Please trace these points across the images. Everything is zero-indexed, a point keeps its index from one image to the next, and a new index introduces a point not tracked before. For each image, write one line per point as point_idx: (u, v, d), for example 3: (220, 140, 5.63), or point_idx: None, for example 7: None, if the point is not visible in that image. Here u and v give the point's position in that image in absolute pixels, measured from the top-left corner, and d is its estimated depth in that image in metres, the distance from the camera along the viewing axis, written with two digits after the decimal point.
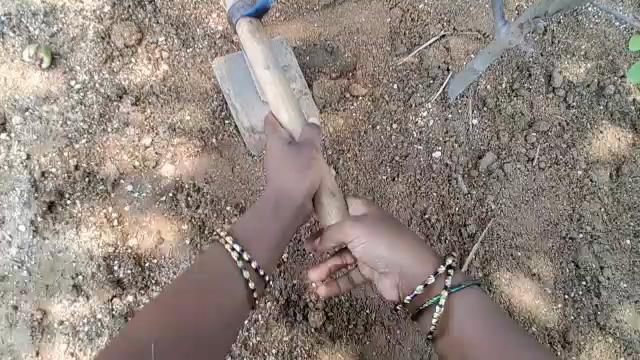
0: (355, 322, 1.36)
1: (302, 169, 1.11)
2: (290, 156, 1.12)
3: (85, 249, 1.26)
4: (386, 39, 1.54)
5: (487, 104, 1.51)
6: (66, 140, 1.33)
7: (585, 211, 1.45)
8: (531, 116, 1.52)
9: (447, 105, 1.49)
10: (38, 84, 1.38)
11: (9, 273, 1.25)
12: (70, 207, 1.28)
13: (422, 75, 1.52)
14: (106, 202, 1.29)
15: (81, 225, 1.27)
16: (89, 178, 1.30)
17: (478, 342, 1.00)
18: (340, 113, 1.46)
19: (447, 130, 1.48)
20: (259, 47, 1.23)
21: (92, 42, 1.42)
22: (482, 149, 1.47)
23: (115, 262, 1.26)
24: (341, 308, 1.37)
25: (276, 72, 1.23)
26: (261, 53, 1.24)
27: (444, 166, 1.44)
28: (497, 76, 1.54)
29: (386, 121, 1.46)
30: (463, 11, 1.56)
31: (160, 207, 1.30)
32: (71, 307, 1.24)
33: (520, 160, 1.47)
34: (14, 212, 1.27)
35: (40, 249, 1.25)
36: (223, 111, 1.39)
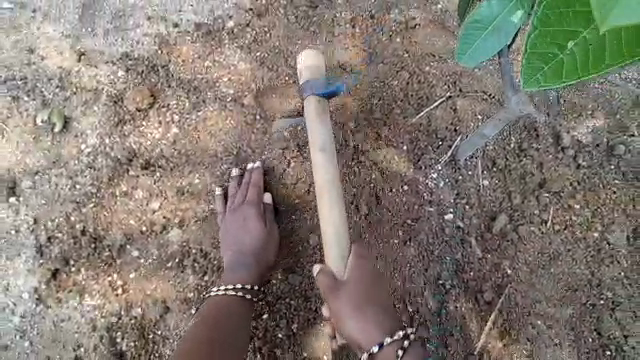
0: None
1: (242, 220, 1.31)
2: (233, 216, 1.32)
3: (88, 319, 1.23)
4: (394, 101, 1.56)
5: (497, 165, 1.49)
6: (74, 204, 1.32)
7: (604, 276, 1.41)
8: (541, 178, 1.49)
9: (457, 166, 1.48)
10: (49, 147, 1.39)
11: (12, 343, 1.23)
12: (75, 274, 1.25)
13: (431, 137, 1.53)
14: (112, 269, 1.26)
15: (85, 294, 1.24)
16: (95, 244, 1.28)
17: None
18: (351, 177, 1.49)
19: (458, 191, 1.46)
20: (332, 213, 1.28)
21: (104, 105, 1.44)
22: (494, 210, 1.45)
23: (119, 333, 1.23)
24: None
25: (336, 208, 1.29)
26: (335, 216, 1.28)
27: (457, 228, 1.43)
28: (506, 136, 1.51)
29: (394, 183, 1.47)
30: (468, 73, 1.57)
31: (166, 274, 1.27)
32: None
33: (535, 222, 1.45)
34: (19, 279, 1.25)
35: (43, 318, 1.23)
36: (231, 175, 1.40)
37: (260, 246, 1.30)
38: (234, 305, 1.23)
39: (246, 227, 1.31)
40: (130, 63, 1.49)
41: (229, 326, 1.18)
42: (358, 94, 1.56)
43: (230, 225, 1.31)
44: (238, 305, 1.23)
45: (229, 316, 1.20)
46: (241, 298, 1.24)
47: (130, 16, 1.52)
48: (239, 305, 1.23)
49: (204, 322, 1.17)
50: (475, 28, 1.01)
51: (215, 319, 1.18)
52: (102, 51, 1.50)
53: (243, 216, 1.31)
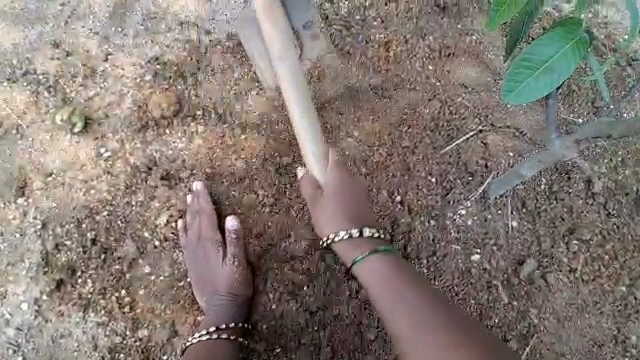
0: None
1: (201, 258, 1.20)
2: (192, 254, 1.21)
3: (90, 337, 1.13)
4: (424, 130, 1.51)
5: (527, 206, 1.44)
6: (87, 210, 1.25)
7: (631, 332, 1.35)
8: (571, 223, 1.44)
9: (487, 203, 1.43)
10: (66, 148, 1.33)
11: (3, 357, 1.12)
12: (81, 287, 1.17)
13: (460, 170, 1.47)
14: (121, 284, 1.18)
15: (89, 308, 1.15)
16: (105, 256, 1.20)
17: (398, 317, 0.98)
18: (375, 205, 1.42)
19: (486, 231, 1.40)
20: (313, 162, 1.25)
21: (127, 109, 1.38)
22: (522, 255, 1.39)
23: (123, 354, 1.14)
24: None
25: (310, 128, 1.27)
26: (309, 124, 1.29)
27: (482, 269, 1.37)
28: (536, 177, 1.46)
29: (421, 216, 1.42)
30: (501, 109, 1.53)
31: (178, 294, 1.19)
32: None
33: (563, 269, 1.39)
34: (19, 286, 1.16)
35: (41, 331, 1.13)
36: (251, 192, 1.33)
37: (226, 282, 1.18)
38: (211, 347, 1.12)
39: (207, 269, 1.20)
40: (158, 68, 1.44)
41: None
42: (388, 120, 1.51)
43: (190, 265, 1.20)
44: (216, 346, 1.12)
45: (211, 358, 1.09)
46: (218, 338, 1.13)
47: (162, 20, 1.47)
48: (221, 343, 1.13)
49: (189, 358, 1.09)
50: (519, 69, 1.00)
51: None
52: (130, 52, 1.45)
53: (197, 259, 1.20)
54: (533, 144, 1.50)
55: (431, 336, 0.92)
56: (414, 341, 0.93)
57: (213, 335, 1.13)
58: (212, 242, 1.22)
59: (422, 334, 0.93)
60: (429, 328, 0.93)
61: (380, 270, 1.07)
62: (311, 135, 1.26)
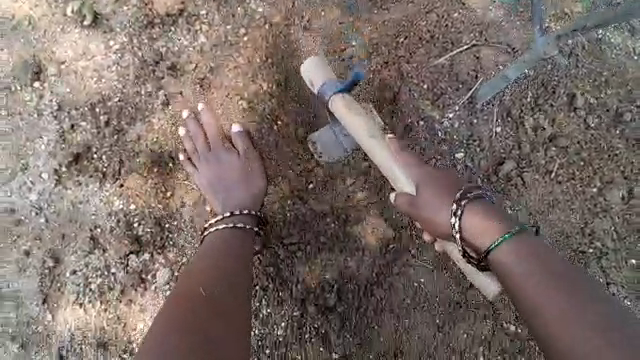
0: (366, 307, 1.35)
1: (221, 166, 1.24)
2: (210, 165, 1.24)
3: (106, 203, 1.22)
4: (419, 42, 1.52)
5: (512, 115, 1.52)
6: (99, 96, 1.34)
7: (597, 227, 1.46)
8: (552, 131, 1.53)
9: (474, 109, 1.51)
10: (78, 39, 1.38)
11: (25, 219, 1.21)
12: (96, 161, 1.26)
13: (452, 79, 1.52)
14: (133, 160, 1.26)
15: (104, 180, 1.24)
16: (118, 136, 1.29)
17: (512, 271, 1.04)
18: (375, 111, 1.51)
19: (472, 135, 1.50)
20: (357, 119, 1.24)
21: (134, 7, 1.39)
22: (502, 157, 1.50)
23: (136, 218, 1.21)
24: (353, 291, 1.35)
25: (361, 122, 1.24)
26: (361, 124, 1.24)
27: (465, 168, 1.49)
28: (523, 89, 1.53)
29: (411, 120, 1.50)
30: (495, 25, 1.53)
31: (185, 173, 1.26)
32: (84, 259, 1.17)
33: (539, 171, 1.50)
34: (38, 159, 1.26)
35: (62, 198, 1.22)
36: (254, 88, 1.40)
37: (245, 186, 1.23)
38: (232, 233, 1.16)
39: (224, 172, 1.24)
40: None
41: (228, 273, 1.08)
42: (385, 32, 1.52)
43: (208, 175, 1.23)
44: (236, 235, 1.16)
45: (234, 249, 1.13)
46: (234, 227, 1.17)
47: None
48: (240, 235, 1.17)
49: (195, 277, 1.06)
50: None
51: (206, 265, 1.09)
52: None
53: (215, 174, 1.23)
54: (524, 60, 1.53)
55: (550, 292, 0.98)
56: (532, 297, 0.99)
57: (230, 224, 1.18)
58: (234, 155, 1.25)
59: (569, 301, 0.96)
60: (549, 292, 0.98)
61: (514, 257, 1.05)
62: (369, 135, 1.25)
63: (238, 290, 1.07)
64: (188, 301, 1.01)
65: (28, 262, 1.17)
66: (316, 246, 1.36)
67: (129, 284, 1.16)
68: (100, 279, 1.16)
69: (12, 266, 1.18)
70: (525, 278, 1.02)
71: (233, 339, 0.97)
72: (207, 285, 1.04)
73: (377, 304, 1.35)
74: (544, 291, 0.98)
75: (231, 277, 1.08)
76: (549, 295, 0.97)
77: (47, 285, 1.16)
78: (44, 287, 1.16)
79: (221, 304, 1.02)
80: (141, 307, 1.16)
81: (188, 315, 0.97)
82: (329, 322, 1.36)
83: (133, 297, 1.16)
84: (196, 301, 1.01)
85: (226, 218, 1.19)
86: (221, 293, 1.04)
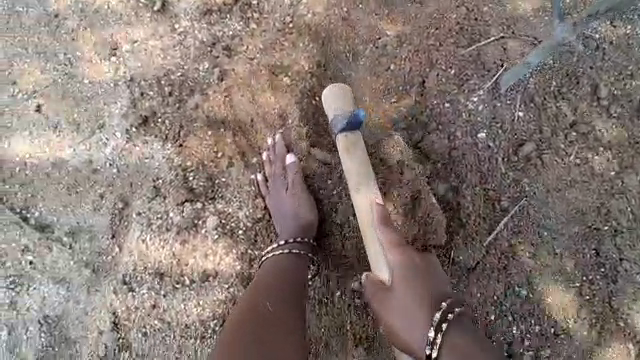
0: None
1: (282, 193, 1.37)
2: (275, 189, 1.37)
3: (167, 159, 1.42)
4: (449, 32, 1.65)
5: (535, 102, 1.61)
6: (165, 71, 1.54)
7: (613, 207, 1.54)
8: (574, 119, 1.61)
9: (498, 94, 1.61)
10: (148, 22, 1.57)
11: (101, 168, 1.42)
12: (161, 124, 1.47)
13: (478, 67, 1.63)
14: (192, 124, 1.46)
15: (167, 141, 1.44)
16: (180, 104, 1.49)
17: None
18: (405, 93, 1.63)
19: (495, 117, 1.60)
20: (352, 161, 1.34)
21: None
22: (523, 139, 1.59)
23: (191, 173, 1.40)
24: None
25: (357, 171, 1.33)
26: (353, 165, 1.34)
27: (487, 147, 1.57)
28: (547, 78, 1.63)
29: (437, 102, 1.61)
30: (524, 19, 1.65)
31: (234, 139, 1.45)
32: (148, 203, 1.36)
33: (559, 154, 1.58)
34: (113, 120, 1.48)
35: (131, 153, 1.43)
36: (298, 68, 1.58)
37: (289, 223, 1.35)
38: (284, 259, 1.29)
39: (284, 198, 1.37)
40: None
41: (278, 294, 1.21)
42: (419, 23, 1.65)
43: (274, 196, 1.38)
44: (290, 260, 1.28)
45: (282, 268, 1.27)
46: (288, 253, 1.30)
47: None
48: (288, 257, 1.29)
49: (251, 298, 1.20)
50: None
51: (262, 285, 1.23)
52: None
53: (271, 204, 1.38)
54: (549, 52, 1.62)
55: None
56: None
57: (286, 250, 1.30)
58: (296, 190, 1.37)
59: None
60: None
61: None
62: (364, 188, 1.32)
63: (285, 309, 1.20)
64: (245, 321, 1.16)
65: (102, 203, 1.37)
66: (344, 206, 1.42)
67: (184, 227, 1.34)
68: (160, 220, 1.35)
69: (88, 205, 1.37)
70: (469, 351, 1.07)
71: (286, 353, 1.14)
72: (256, 305, 1.19)
73: None
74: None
75: (277, 296, 1.21)
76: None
77: (117, 223, 1.35)
78: (114, 224, 1.35)
79: (274, 323, 1.17)
80: (193, 246, 1.33)
81: (243, 337, 1.13)
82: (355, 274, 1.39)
83: (187, 237, 1.33)
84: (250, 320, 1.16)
85: (282, 246, 1.31)
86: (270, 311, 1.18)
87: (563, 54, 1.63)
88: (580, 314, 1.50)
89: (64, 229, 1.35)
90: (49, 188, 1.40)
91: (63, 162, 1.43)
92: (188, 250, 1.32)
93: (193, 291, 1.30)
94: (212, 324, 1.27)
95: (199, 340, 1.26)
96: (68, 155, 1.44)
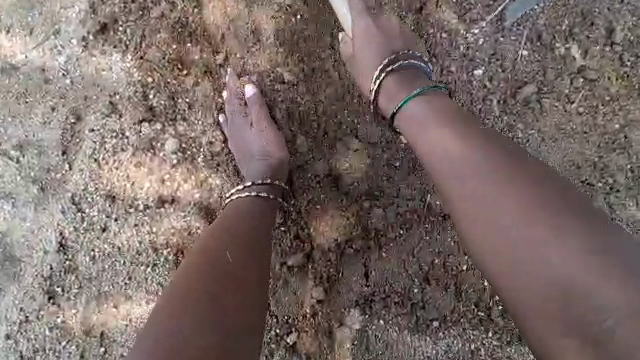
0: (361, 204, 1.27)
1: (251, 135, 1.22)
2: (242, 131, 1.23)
3: (126, 73, 1.28)
4: None
5: (542, 40, 1.45)
6: None
7: (611, 163, 1.43)
8: (582, 63, 1.44)
9: (502, 27, 1.45)
10: None
11: (53, 79, 1.28)
12: (121, 34, 1.30)
13: None
14: (156, 35, 1.30)
15: (127, 53, 1.29)
16: (143, 12, 1.30)
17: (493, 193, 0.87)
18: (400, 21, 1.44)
19: (495, 53, 1.44)
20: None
21: None
22: (524, 81, 1.44)
23: (152, 91, 1.27)
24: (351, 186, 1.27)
25: None
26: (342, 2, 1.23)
27: (483, 87, 1.45)
28: (559, 15, 1.44)
29: (434, 32, 1.44)
30: None
31: (201, 57, 1.30)
32: (103, 120, 1.25)
33: (560, 100, 1.44)
34: (69, 26, 1.29)
35: (86, 63, 1.28)
36: None
37: (261, 155, 1.21)
38: (252, 203, 1.11)
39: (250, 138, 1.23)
40: None
41: (246, 242, 1.01)
42: None
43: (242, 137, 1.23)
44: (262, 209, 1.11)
45: (248, 217, 1.07)
46: (255, 196, 1.13)
47: None
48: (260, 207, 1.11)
49: (215, 237, 1.01)
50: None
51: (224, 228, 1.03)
52: None
53: (236, 144, 1.24)
54: None
55: (483, 195, 0.87)
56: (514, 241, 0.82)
57: (252, 193, 1.13)
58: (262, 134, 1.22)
59: (578, 232, 0.79)
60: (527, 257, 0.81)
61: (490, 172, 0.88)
62: None
63: (250, 264, 0.98)
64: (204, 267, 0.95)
65: (53, 116, 1.25)
66: (315, 138, 1.29)
67: (140, 148, 1.23)
68: (115, 140, 1.23)
69: (38, 118, 1.25)
70: (457, 140, 0.92)
71: (242, 317, 0.91)
72: (218, 249, 0.98)
73: (365, 209, 1.27)
74: (479, 171, 0.88)
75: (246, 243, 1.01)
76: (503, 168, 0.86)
77: (67, 139, 1.24)
78: (64, 140, 1.24)
79: (239, 276, 0.95)
80: (149, 170, 1.22)
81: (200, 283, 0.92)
82: (320, 213, 1.26)
83: (142, 159, 1.23)
84: (202, 274, 0.94)
85: (248, 188, 1.15)
86: (230, 262, 0.96)
87: None
88: None
89: (12, 142, 1.23)
90: None
91: (11, 69, 1.28)
92: (143, 173, 1.22)
93: (147, 217, 1.21)
94: (165, 253, 1.20)
95: (150, 267, 1.19)
96: (19, 61, 1.29)
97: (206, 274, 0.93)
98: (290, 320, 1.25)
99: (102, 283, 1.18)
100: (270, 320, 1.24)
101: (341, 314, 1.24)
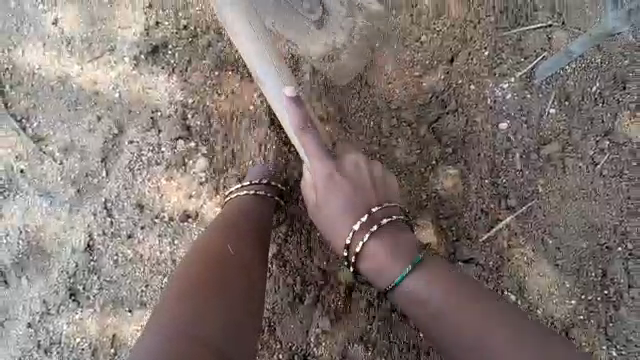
0: None
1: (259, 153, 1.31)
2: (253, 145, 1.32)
3: (170, 93, 1.38)
4: (494, 12, 1.52)
5: (570, 100, 1.47)
6: (184, 3, 1.43)
7: (632, 228, 1.41)
8: (610, 125, 1.46)
9: (531, 85, 1.48)
10: None
11: (103, 91, 1.38)
12: (170, 57, 1.40)
13: (515, 54, 1.51)
14: (201, 61, 1.39)
15: (172, 75, 1.39)
16: (192, 40, 1.41)
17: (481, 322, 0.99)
18: (431, 72, 1.50)
19: (521, 107, 1.48)
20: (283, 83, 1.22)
21: None
22: (548, 138, 1.46)
23: (191, 112, 1.36)
24: None
25: (274, 85, 1.21)
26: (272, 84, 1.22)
27: (507, 139, 1.45)
28: (589, 78, 1.47)
29: (464, 81, 1.49)
30: (578, 10, 1.50)
31: (240, 87, 1.37)
32: (142, 134, 1.34)
33: (584, 160, 1.45)
34: (125, 46, 1.41)
35: (136, 80, 1.39)
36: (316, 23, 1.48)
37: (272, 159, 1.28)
38: (250, 203, 1.20)
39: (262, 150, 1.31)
40: None
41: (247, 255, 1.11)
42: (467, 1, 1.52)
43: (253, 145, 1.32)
44: (250, 205, 1.20)
45: (246, 217, 1.17)
46: (252, 195, 1.22)
47: None
48: (255, 206, 1.21)
49: (221, 238, 1.11)
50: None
51: (228, 226, 1.14)
52: None
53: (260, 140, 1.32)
54: (598, 49, 1.47)
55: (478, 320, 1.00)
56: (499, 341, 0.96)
57: (250, 191, 1.22)
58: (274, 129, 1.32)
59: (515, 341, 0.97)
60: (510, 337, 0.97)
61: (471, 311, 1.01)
62: (276, 96, 1.20)
63: (246, 292, 1.05)
64: (211, 273, 1.04)
65: (98, 125, 1.35)
66: None
67: (173, 163, 1.31)
68: (150, 154, 1.32)
69: (84, 125, 1.35)
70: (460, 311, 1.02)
71: (237, 340, 0.99)
72: (224, 254, 1.08)
73: None
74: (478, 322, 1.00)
75: (246, 249, 1.11)
76: (472, 331, 0.99)
77: (107, 147, 1.33)
78: (105, 148, 1.33)
79: (233, 293, 1.03)
80: (178, 185, 1.30)
81: (203, 286, 1.01)
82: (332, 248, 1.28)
83: (174, 174, 1.31)
84: (207, 287, 1.01)
85: (247, 187, 1.23)
86: (237, 254, 1.09)
87: (613, 55, 1.47)
88: (570, 330, 1.38)
89: (58, 145, 1.33)
90: (50, 102, 1.37)
91: (68, 78, 1.40)
92: (173, 187, 1.30)
93: (170, 229, 1.28)
94: None
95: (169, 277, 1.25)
96: (75, 72, 1.40)
97: (209, 287, 1.01)
98: (294, 348, 1.27)
99: (121, 287, 1.25)
100: (274, 346, 1.26)
101: (344, 348, 1.27)
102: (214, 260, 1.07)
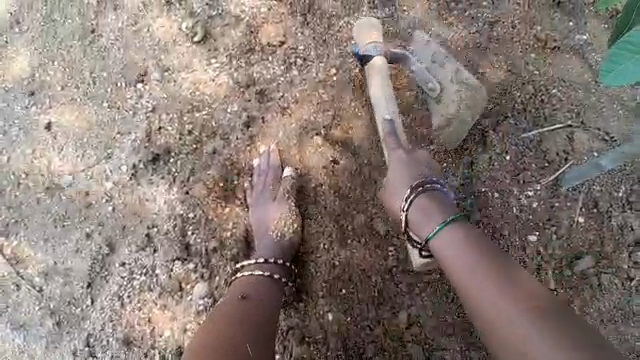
0: None
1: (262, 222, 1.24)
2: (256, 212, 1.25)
3: (170, 206, 1.25)
4: (511, 110, 1.37)
5: (599, 208, 1.34)
6: (189, 106, 1.32)
7: None
8: None
9: (558, 193, 1.34)
10: (180, 45, 1.34)
11: (95, 203, 1.26)
12: (171, 165, 1.29)
13: (538, 158, 1.36)
14: (204, 171, 1.28)
15: (173, 185, 1.27)
16: (196, 146, 1.30)
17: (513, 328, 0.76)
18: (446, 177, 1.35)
19: (549, 217, 1.33)
20: None
21: (233, 18, 1.35)
22: (580, 250, 1.32)
23: (191, 226, 1.24)
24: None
25: None
26: None
27: (536, 252, 1.32)
28: (615, 181, 1.34)
29: (487, 188, 1.35)
30: (595, 109, 1.36)
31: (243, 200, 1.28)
32: (136, 254, 1.22)
33: (619, 274, 1.31)
34: (123, 153, 1.29)
35: (131, 191, 1.26)
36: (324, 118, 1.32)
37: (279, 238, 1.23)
38: (263, 283, 1.15)
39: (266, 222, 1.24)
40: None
41: (253, 335, 1.01)
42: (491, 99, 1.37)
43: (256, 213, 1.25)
44: (262, 285, 1.14)
45: (257, 293, 1.11)
46: (259, 275, 1.16)
47: None
48: (265, 286, 1.15)
49: (228, 314, 1.04)
50: (613, 48, 0.78)
51: (236, 301, 1.08)
52: None
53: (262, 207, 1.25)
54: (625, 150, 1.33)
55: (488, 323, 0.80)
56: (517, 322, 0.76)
57: (256, 271, 1.17)
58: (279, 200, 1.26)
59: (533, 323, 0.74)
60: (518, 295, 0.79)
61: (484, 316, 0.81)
62: None
63: None
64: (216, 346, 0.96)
65: (87, 244, 1.23)
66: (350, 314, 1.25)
67: (168, 289, 1.21)
68: (143, 277, 1.21)
69: (70, 244, 1.23)
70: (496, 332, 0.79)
71: None
72: (230, 329, 1.00)
73: None
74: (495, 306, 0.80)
75: (253, 330, 1.02)
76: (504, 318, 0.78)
77: (95, 271, 1.21)
78: (92, 272, 1.21)
79: None
80: (173, 314, 1.20)
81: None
82: None
83: (167, 302, 1.20)
84: None
85: (260, 265, 1.18)
86: (241, 329, 1.01)
87: None
88: None
89: (39, 267, 1.22)
90: (34, 216, 1.25)
91: (56, 189, 1.27)
92: (167, 317, 1.20)
93: None
94: None
95: None
96: (65, 182, 1.27)
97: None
98: None
99: None
100: None
101: None
102: (220, 330, 1.00)
